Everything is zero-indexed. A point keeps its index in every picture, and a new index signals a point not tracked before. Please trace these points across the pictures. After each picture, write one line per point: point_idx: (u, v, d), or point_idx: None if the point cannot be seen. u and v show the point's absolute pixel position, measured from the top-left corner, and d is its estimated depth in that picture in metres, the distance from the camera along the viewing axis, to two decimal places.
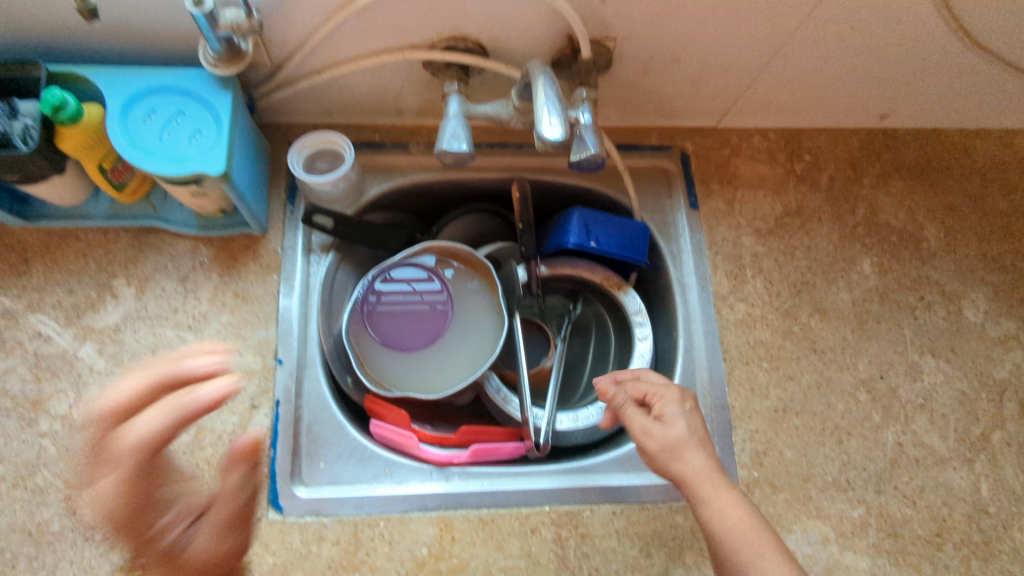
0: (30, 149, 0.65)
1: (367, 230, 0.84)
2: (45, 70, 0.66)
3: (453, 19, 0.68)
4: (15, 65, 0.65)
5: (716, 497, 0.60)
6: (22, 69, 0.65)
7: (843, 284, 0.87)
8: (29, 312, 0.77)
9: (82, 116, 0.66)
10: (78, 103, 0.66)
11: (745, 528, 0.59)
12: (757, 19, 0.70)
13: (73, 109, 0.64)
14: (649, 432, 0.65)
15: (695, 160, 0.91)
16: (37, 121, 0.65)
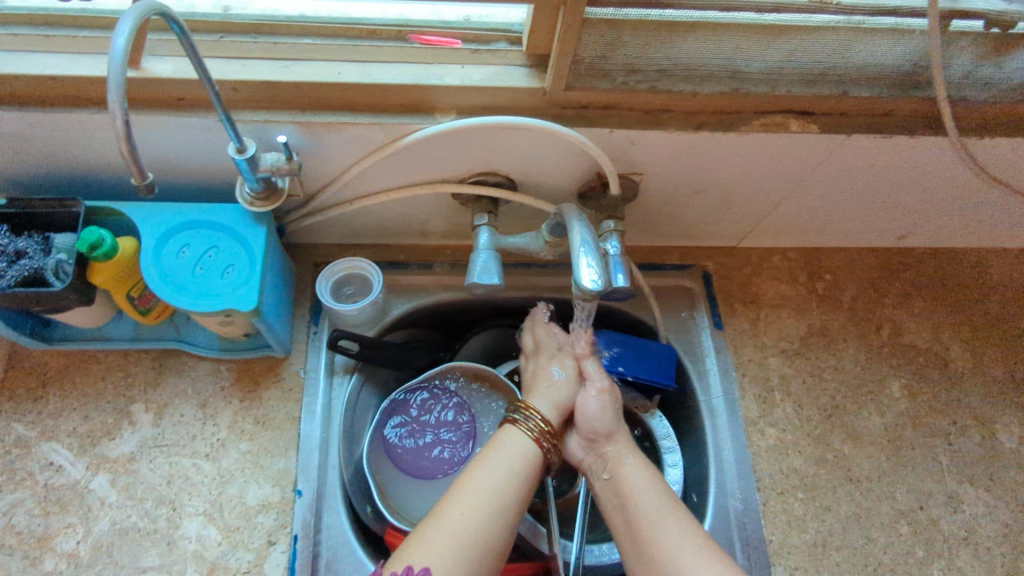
0: (64, 285, 0.65)
1: (391, 352, 0.83)
2: (83, 207, 0.67)
3: (486, 157, 0.69)
4: (55, 201, 0.66)
5: (631, 465, 0.67)
6: (61, 205, 0.66)
7: (873, 408, 0.85)
8: (42, 440, 0.75)
9: (118, 251, 0.66)
10: (112, 239, 0.66)
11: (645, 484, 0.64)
12: (781, 158, 0.72)
13: (109, 246, 0.65)
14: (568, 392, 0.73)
15: (716, 279, 0.91)
16: (70, 256, 0.65)
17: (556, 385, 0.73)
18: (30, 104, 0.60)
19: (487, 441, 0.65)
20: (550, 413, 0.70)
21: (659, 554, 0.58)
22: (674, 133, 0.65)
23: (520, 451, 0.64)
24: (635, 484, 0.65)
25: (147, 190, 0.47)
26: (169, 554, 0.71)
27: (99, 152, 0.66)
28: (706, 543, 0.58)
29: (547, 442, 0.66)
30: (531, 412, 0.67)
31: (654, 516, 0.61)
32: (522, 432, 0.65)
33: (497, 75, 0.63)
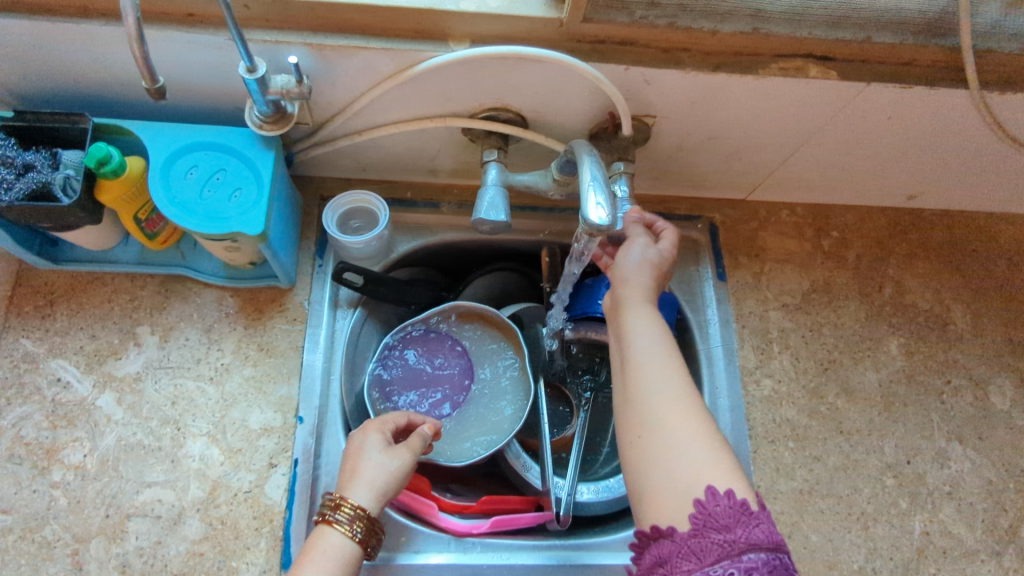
0: (73, 202, 0.64)
1: (394, 286, 0.83)
2: (91, 122, 0.66)
3: (499, 90, 0.68)
4: (64, 116, 0.66)
5: (644, 316, 0.60)
6: (71, 120, 0.66)
7: (870, 364, 0.86)
8: (49, 356, 0.76)
9: (125, 169, 0.66)
10: (121, 157, 0.66)
11: (650, 335, 0.58)
12: (797, 106, 0.71)
13: (117, 162, 0.65)
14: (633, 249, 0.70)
15: (723, 232, 0.90)
16: (78, 172, 0.65)
17: (381, 467, 0.63)
18: (37, 14, 0.59)
19: (303, 549, 0.58)
20: (370, 502, 0.61)
21: (637, 393, 0.55)
22: (690, 74, 0.64)
23: (339, 557, 0.58)
24: (636, 330, 0.59)
25: (157, 95, 0.50)
26: (173, 471, 0.73)
27: (107, 66, 0.65)
28: (689, 406, 0.53)
29: (369, 536, 0.60)
30: (346, 512, 0.59)
31: (644, 360, 0.56)
32: (340, 535, 0.58)
33: (514, 4, 0.61)
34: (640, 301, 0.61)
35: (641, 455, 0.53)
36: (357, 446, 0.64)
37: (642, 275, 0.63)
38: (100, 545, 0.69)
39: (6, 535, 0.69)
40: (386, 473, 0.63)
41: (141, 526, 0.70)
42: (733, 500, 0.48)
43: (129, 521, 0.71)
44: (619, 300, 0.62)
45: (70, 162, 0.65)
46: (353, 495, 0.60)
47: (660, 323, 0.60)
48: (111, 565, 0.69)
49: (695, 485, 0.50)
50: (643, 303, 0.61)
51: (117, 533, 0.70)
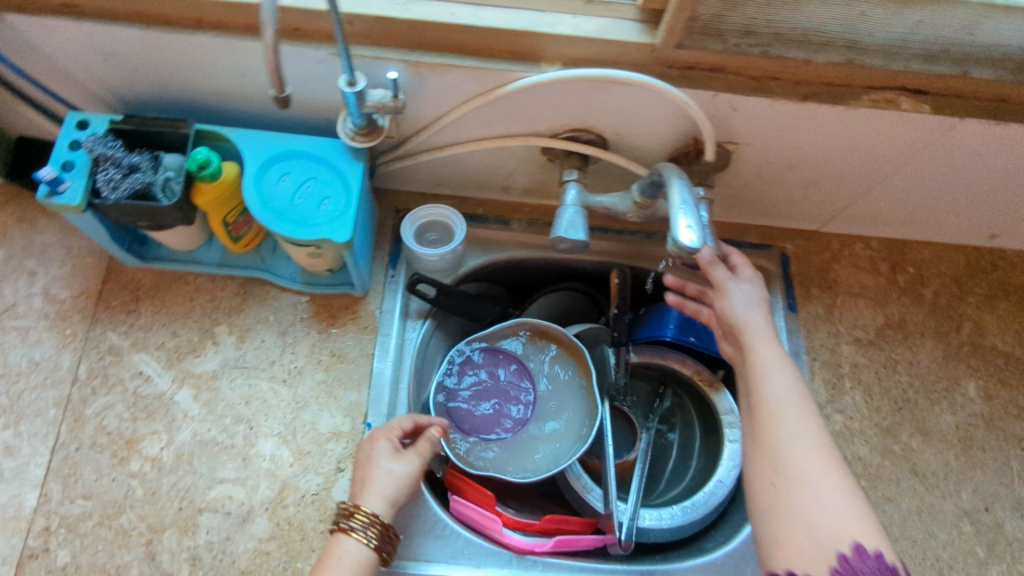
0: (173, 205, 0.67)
1: (463, 300, 0.84)
2: (194, 128, 0.70)
3: (584, 112, 0.69)
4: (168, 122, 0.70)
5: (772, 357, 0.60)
6: (172, 126, 0.70)
7: (946, 405, 0.83)
8: (133, 350, 0.79)
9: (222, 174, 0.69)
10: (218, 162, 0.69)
11: (784, 381, 0.58)
12: (885, 138, 0.70)
13: (216, 167, 0.67)
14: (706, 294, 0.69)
15: (794, 262, 0.89)
16: (178, 174, 0.69)
17: (393, 475, 0.64)
18: (155, 25, 0.62)
19: (319, 557, 0.60)
20: (384, 509, 0.63)
21: (774, 439, 0.55)
22: (780, 102, 0.64)
23: (359, 561, 0.60)
24: (770, 374, 0.59)
25: (281, 104, 0.54)
26: (244, 469, 0.74)
27: (211, 76, 0.68)
28: (834, 459, 0.53)
29: (383, 539, 0.62)
30: (362, 519, 0.61)
31: (781, 406, 0.56)
32: (357, 541, 0.61)
33: (608, 28, 0.62)
34: (768, 345, 0.61)
35: (772, 501, 0.52)
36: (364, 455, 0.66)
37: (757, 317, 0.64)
38: (172, 537, 0.71)
39: (86, 521, 0.71)
40: (397, 481, 0.64)
41: (212, 521, 0.72)
42: (881, 561, 0.48)
43: (200, 515, 0.72)
44: (742, 337, 0.63)
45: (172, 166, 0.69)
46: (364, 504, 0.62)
47: (792, 368, 0.59)
48: (182, 557, 0.71)
49: (840, 538, 0.49)
50: (770, 346, 0.61)
51: (189, 527, 0.72)
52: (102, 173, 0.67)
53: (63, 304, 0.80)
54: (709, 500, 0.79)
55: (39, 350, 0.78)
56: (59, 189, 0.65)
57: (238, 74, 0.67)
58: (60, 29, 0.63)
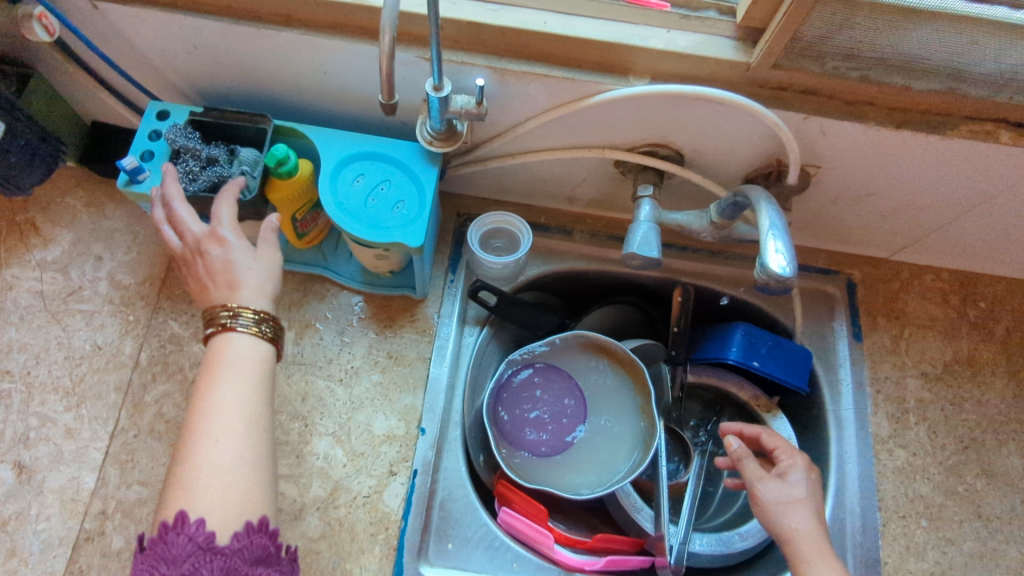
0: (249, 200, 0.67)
1: (520, 310, 0.83)
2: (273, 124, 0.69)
3: (666, 127, 0.68)
4: (247, 117, 0.69)
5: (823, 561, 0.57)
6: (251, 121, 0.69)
7: (1015, 448, 0.81)
8: (193, 340, 0.79)
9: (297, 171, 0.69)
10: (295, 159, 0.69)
11: (796, 505, 0.62)
12: (977, 170, 0.67)
13: (292, 165, 0.67)
14: (746, 462, 0.65)
15: (861, 290, 0.87)
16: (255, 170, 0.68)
17: (250, 262, 0.61)
18: (246, 19, 0.62)
19: (212, 355, 0.58)
20: (254, 296, 0.60)
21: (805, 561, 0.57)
22: (873, 128, 0.62)
23: (251, 358, 0.58)
24: (783, 501, 0.62)
25: (388, 109, 0.56)
26: (297, 466, 0.74)
27: (293, 72, 0.67)
28: None
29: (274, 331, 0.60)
30: (231, 310, 0.59)
31: (800, 531, 0.59)
32: (246, 336, 0.58)
33: (702, 44, 0.61)
34: (821, 555, 0.57)
35: None
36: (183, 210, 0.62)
37: (806, 524, 0.60)
38: None
39: (141, 507, 0.72)
40: (258, 271, 0.61)
41: None
42: None
43: None
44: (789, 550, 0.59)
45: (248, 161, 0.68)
46: (228, 301, 0.59)
47: (818, 523, 0.60)
48: None
49: None
50: (825, 556, 0.57)
51: None
52: (180, 166, 0.67)
53: (128, 290, 0.81)
54: (760, 530, 0.77)
55: (102, 334, 0.79)
56: (138, 177, 0.66)
57: (321, 71, 0.66)
58: (150, 19, 0.63)
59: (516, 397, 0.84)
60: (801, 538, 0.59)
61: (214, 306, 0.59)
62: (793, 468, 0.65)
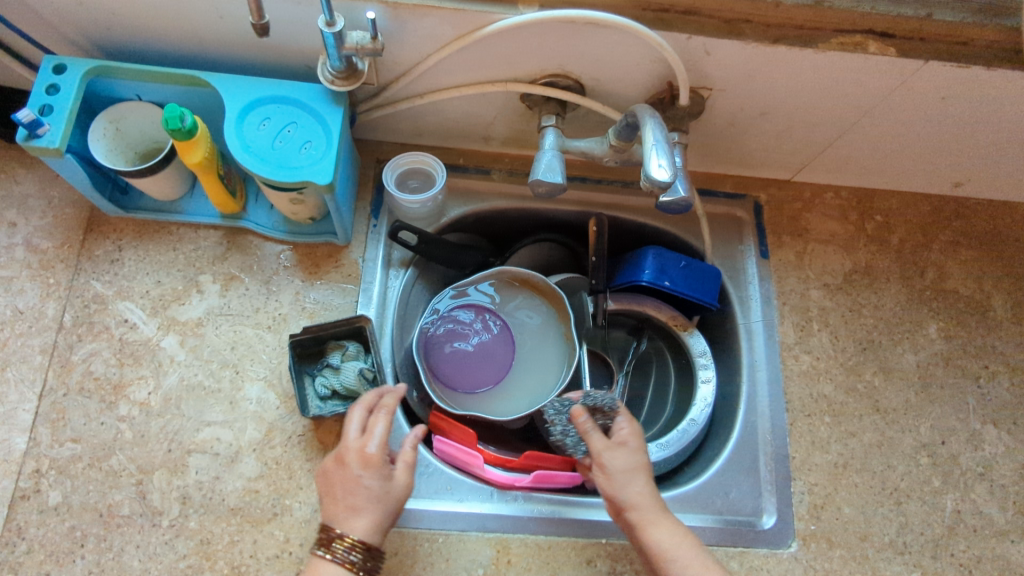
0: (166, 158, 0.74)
1: (445, 249, 0.85)
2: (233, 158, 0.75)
3: (561, 56, 0.70)
4: (340, 321, 0.76)
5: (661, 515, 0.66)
6: (347, 323, 0.76)
7: (909, 345, 0.87)
8: (117, 298, 0.79)
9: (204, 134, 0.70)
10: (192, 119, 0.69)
11: (632, 474, 0.67)
12: (852, 82, 0.72)
13: (189, 125, 0.68)
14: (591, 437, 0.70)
15: (767, 211, 0.92)
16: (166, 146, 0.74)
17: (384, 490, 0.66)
18: None
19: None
20: (367, 529, 0.64)
21: (648, 524, 0.65)
22: (751, 45, 0.66)
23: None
24: (623, 469, 0.67)
25: (261, 31, 0.62)
26: (232, 412, 0.76)
27: (188, 19, 0.67)
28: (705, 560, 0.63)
29: (368, 563, 0.63)
30: (345, 543, 0.63)
31: (643, 500, 0.66)
32: (341, 569, 0.62)
33: None
34: (659, 515, 0.66)
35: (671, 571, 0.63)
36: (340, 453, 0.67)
37: (644, 488, 0.67)
38: (162, 477, 0.73)
39: (77, 463, 0.73)
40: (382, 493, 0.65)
41: (201, 461, 0.74)
42: None
43: (190, 456, 0.74)
44: (635, 518, 0.65)
45: (355, 357, 0.76)
46: (343, 529, 0.63)
47: (649, 483, 0.67)
48: (172, 495, 0.72)
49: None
50: (661, 517, 0.66)
51: (179, 467, 0.73)
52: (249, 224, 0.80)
53: (46, 254, 0.81)
54: (681, 440, 0.83)
55: (23, 298, 0.78)
56: (37, 132, 0.66)
57: (216, 16, 0.67)
58: None
59: (443, 337, 0.86)
60: (641, 504, 0.66)
61: (327, 527, 0.64)
62: (629, 435, 0.70)
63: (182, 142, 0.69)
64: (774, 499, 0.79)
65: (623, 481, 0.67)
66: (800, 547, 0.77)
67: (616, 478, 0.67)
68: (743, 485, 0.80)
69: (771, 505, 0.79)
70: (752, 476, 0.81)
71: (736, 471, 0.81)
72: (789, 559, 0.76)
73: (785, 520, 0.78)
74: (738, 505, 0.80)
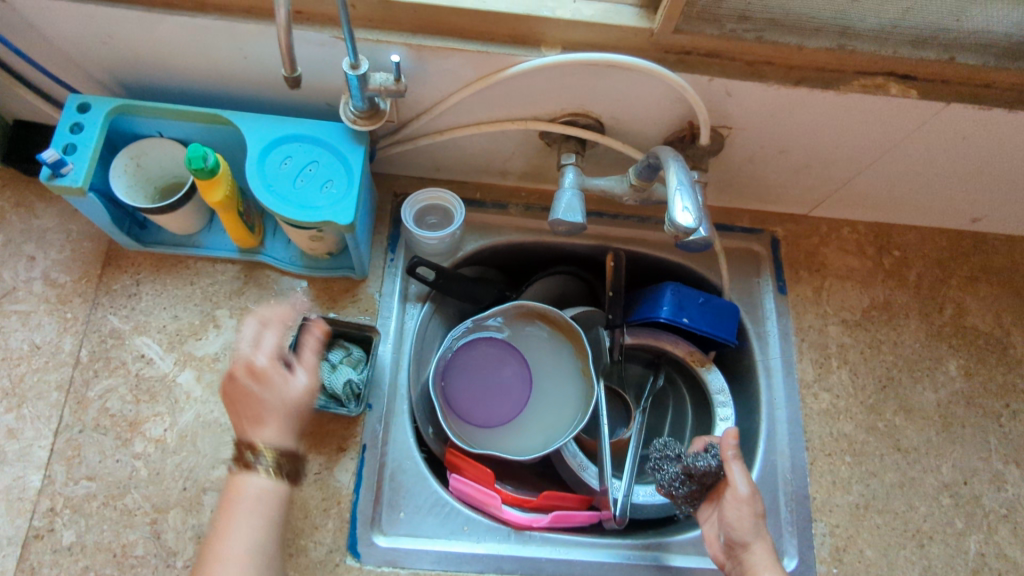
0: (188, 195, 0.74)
1: (461, 285, 0.85)
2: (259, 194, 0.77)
3: (582, 96, 0.71)
4: (356, 325, 0.77)
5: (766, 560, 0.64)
6: (362, 330, 0.77)
7: (929, 383, 0.86)
8: (134, 333, 0.79)
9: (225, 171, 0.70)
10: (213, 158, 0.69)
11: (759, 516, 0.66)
12: (873, 123, 0.72)
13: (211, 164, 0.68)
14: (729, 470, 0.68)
15: (784, 246, 0.92)
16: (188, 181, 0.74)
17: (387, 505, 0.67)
18: (158, 6, 0.62)
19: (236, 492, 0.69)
20: (272, 437, 0.69)
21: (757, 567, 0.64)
22: (773, 87, 0.66)
23: (264, 495, 0.68)
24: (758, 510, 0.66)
25: (291, 82, 0.58)
26: None
27: (213, 59, 0.68)
28: None
29: (282, 467, 0.68)
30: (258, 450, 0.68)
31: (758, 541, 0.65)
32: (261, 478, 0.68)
33: (607, 12, 0.64)
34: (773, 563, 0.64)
35: None
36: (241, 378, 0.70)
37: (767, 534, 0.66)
38: (177, 516, 0.72)
39: (91, 501, 0.72)
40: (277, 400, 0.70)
41: (216, 500, 0.73)
42: None
43: (205, 494, 0.73)
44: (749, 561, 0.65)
45: (356, 363, 0.76)
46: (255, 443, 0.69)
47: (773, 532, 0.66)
48: (187, 535, 0.72)
49: None
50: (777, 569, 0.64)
51: (194, 505, 0.73)
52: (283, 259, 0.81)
53: (64, 288, 0.81)
54: None
55: (40, 333, 0.78)
56: (61, 171, 0.66)
57: (240, 56, 0.67)
58: (60, 11, 0.63)
59: (461, 373, 0.86)
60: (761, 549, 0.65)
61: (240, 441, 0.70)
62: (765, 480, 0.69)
63: (205, 181, 0.69)
64: (795, 541, 0.78)
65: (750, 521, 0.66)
66: None
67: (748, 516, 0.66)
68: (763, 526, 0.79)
69: (792, 547, 0.78)
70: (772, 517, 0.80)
71: None
72: None
73: (806, 563, 0.77)
74: None
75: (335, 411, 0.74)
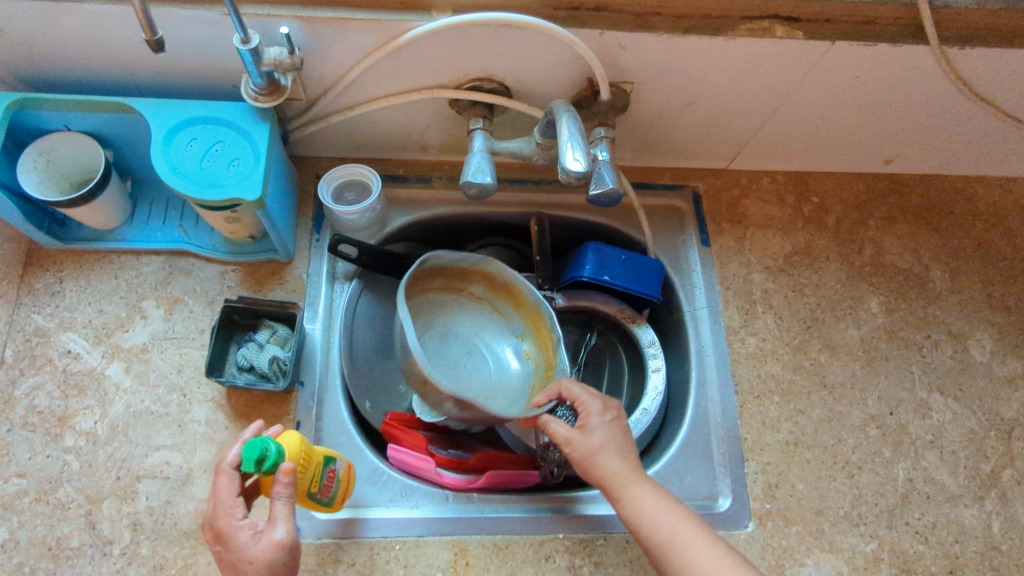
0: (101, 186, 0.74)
1: (389, 260, 0.86)
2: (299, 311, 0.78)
3: (482, 59, 0.72)
4: (278, 303, 0.77)
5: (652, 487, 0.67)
6: (285, 306, 0.78)
7: (852, 321, 0.89)
8: (60, 330, 0.79)
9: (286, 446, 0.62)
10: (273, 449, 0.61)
11: (614, 453, 0.69)
12: (767, 69, 0.74)
13: (271, 455, 0.61)
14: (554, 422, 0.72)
15: (706, 200, 0.94)
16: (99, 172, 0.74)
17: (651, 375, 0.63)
18: None
19: None
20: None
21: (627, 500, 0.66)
22: (663, 37, 0.68)
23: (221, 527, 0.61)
24: (597, 445, 0.69)
25: (155, 48, 0.57)
26: (180, 435, 0.75)
27: (109, 45, 0.68)
28: (683, 521, 0.65)
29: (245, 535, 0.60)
30: None
31: (621, 479, 0.67)
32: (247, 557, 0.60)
33: None
34: (635, 482, 0.67)
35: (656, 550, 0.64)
36: (223, 480, 0.61)
37: (617, 462, 0.68)
38: (112, 506, 0.72)
39: (22, 498, 0.72)
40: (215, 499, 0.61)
41: (151, 487, 0.73)
42: None
43: (139, 482, 0.73)
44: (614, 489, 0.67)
45: (283, 341, 0.77)
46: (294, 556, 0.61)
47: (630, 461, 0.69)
48: (123, 523, 0.72)
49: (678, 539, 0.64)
50: (640, 487, 0.67)
51: (128, 494, 0.73)
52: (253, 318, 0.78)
53: None
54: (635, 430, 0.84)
55: None
56: None
57: (135, 41, 0.67)
58: None
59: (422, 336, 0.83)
60: (619, 477, 0.68)
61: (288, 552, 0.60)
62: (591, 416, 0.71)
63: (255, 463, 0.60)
64: (729, 481, 0.80)
65: (597, 457, 0.69)
66: (757, 527, 0.78)
67: (590, 454, 0.69)
68: (698, 470, 0.82)
69: (726, 487, 0.80)
70: (706, 459, 0.82)
71: (690, 456, 0.82)
72: (747, 539, 0.77)
73: (740, 502, 0.79)
74: (694, 490, 0.81)
75: (263, 387, 0.74)
